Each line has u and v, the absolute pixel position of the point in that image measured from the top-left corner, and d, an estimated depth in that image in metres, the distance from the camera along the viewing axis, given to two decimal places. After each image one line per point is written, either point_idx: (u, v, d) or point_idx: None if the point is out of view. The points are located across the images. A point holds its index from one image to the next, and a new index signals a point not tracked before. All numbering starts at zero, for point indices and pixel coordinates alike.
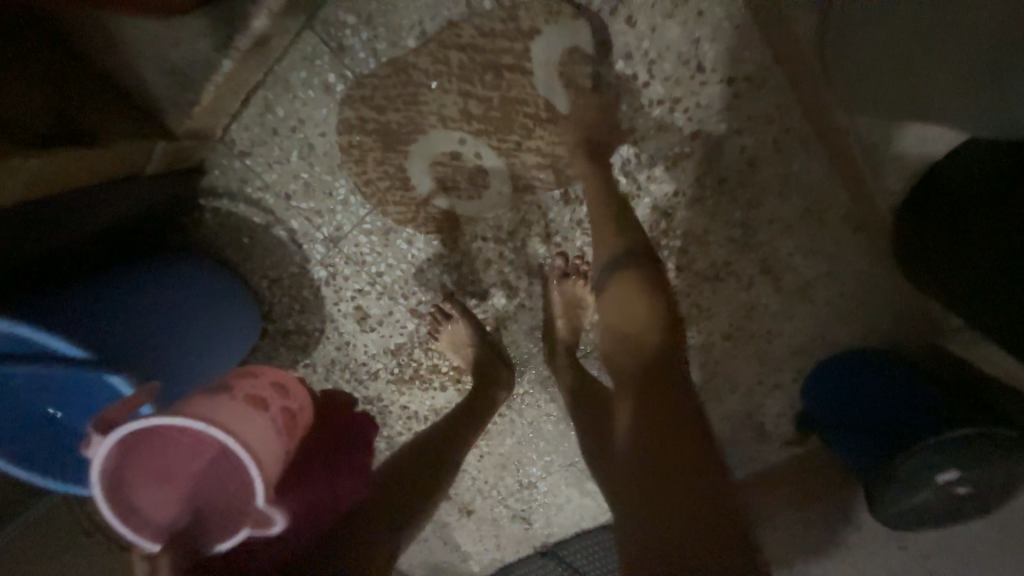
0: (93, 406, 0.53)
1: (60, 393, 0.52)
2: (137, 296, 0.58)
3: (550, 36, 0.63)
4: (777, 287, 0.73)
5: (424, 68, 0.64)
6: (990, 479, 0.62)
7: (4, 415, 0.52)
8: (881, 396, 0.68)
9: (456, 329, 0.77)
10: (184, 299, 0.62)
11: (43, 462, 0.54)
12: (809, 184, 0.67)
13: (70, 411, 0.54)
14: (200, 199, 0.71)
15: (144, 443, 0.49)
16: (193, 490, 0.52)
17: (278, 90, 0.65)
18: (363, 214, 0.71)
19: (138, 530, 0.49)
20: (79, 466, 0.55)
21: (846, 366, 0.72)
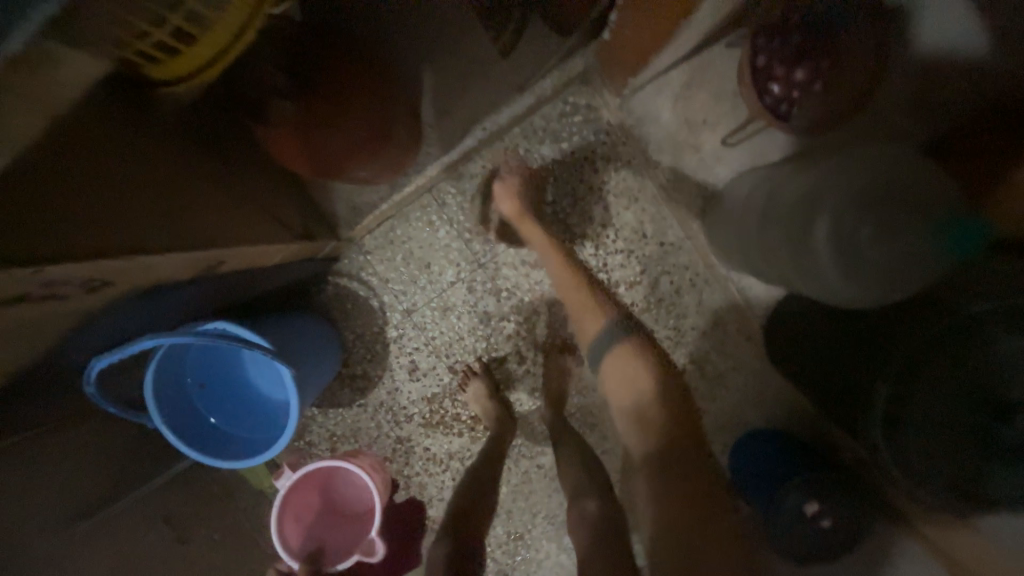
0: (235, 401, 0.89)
1: (219, 393, 0.88)
2: (284, 329, 0.94)
3: (568, 208, 1.04)
4: (702, 374, 1.08)
5: (488, 218, 1.04)
6: (843, 515, 0.89)
7: (182, 400, 0.84)
8: (769, 455, 0.99)
9: (480, 383, 1.09)
10: (306, 337, 0.98)
11: (188, 434, 0.82)
12: (722, 309, 1.05)
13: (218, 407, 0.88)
14: (329, 276, 1.08)
15: (300, 486, 1.02)
16: (319, 525, 1.03)
17: (397, 219, 1.05)
18: (432, 297, 1.09)
19: (287, 548, 0.98)
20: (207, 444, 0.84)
21: (749, 437, 1.03)
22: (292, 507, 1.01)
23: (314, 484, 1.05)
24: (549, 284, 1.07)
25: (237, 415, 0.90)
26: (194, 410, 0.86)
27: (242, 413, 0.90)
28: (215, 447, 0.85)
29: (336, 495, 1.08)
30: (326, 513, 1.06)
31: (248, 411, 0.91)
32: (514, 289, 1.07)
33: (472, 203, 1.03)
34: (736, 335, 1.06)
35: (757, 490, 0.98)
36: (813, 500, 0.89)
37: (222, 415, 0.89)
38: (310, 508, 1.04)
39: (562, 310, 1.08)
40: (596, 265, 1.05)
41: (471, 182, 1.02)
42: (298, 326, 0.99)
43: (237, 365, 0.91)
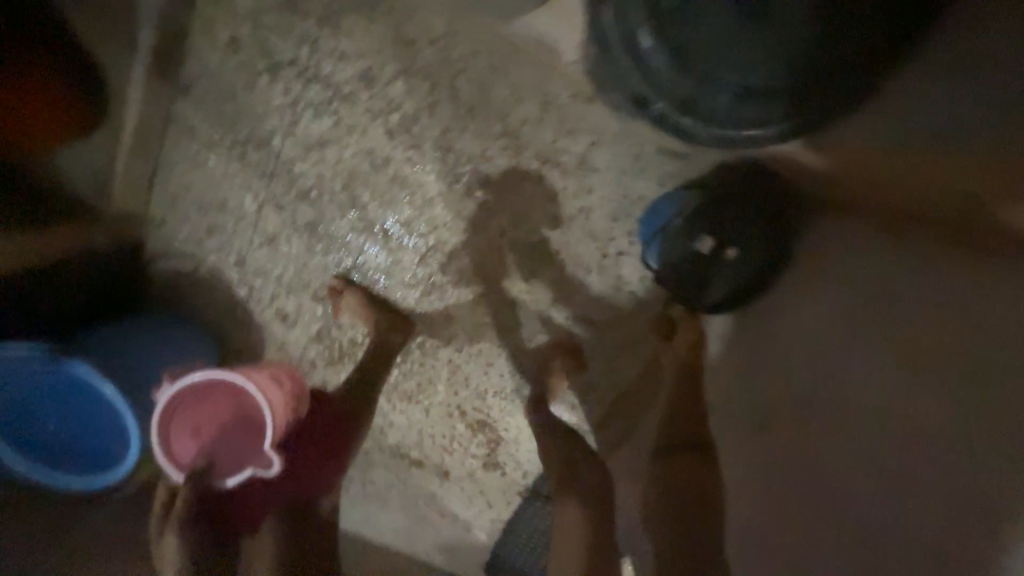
0: (68, 410, 0.80)
1: (46, 405, 0.79)
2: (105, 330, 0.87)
3: (311, 59, 0.85)
4: (561, 168, 0.90)
5: (245, 118, 0.88)
6: (744, 235, 0.78)
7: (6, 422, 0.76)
8: (668, 211, 0.83)
9: (348, 299, 0.97)
10: (133, 330, 0.89)
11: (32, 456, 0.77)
12: (533, 85, 0.86)
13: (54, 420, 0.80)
14: (148, 264, 0.98)
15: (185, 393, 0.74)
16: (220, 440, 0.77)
17: (167, 169, 0.92)
18: (250, 235, 0.96)
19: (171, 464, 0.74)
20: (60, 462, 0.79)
21: (661, 204, 0.84)
22: (180, 418, 0.74)
23: (213, 399, 0.75)
24: (351, 156, 0.90)
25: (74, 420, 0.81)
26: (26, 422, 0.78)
27: (77, 421, 0.80)
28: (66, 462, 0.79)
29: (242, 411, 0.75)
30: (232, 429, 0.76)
31: (86, 417, 0.81)
32: (320, 181, 0.92)
33: (219, 111, 0.88)
34: (567, 104, 0.86)
35: (661, 249, 0.83)
36: (703, 237, 0.80)
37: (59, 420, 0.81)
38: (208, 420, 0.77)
39: (378, 175, 0.92)
40: (380, 105, 0.87)
41: (201, 88, 0.87)
42: (123, 333, 0.88)
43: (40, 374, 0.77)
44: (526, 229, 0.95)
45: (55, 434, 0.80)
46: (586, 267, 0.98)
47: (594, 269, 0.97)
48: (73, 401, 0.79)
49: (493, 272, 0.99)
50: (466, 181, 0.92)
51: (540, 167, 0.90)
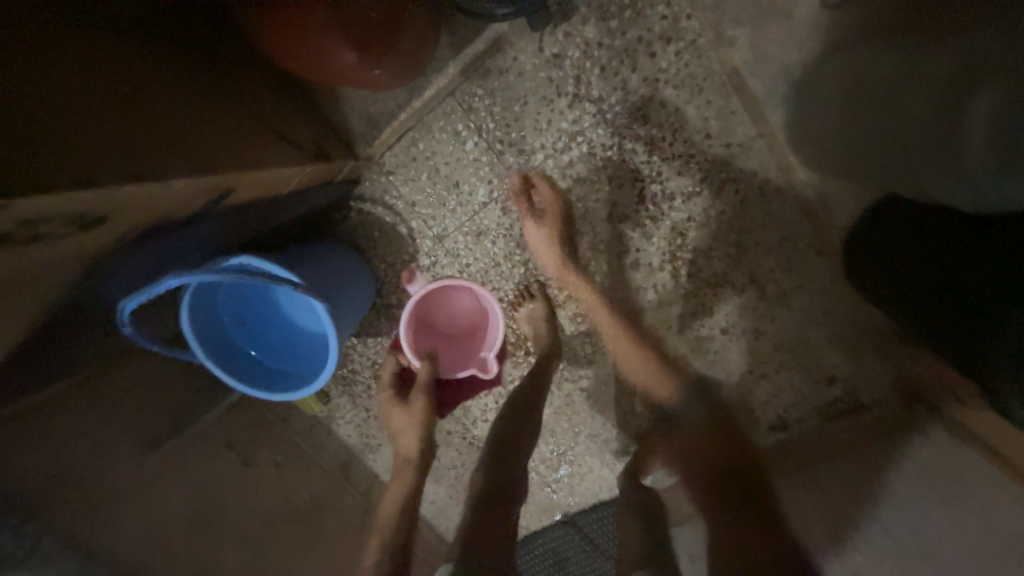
0: (273, 331, 0.88)
1: (255, 329, 0.87)
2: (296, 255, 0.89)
3: (614, 106, 0.88)
4: (762, 293, 0.99)
5: (525, 125, 0.90)
6: None
7: (224, 345, 0.83)
8: None
9: (535, 307, 1.02)
10: (310, 255, 0.90)
11: (250, 376, 0.85)
12: (784, 221, 0.92)
13: (260, 342, 0.87)
14: (351, 200, 0.99)
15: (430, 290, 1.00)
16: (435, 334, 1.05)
17: (423, 131, 0.92)
18: (464, 221, 0.99)
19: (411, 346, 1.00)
20: (268, 382, 0.86)
21: None
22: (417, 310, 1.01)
23: (430, 301, 1.03)
24: (595, 200, 0.95)
25: (273, 345, 0.88)
26: (238, 345, 0.85)
27: (280, 344, 0.88)
28: (272, 381, 0.86)
29: (445, 312, 1.06)
30: (438, 323, 1.06)
31: (283, 345, 0.89)
32: (554, 207, 0.96)
33: (505, 106, 0.89)
34: (801, 247, 0.94)
35: None
36: None
37: (256, 345, 0.87)
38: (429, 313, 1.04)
39: (607, 228, 0.97)
40: (650, 172, 0.91)
41: (502, 80, 0.87)
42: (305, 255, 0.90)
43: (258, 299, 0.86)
44: (701, 324, 1.03)
45: (259, 356, 0.87)
46: (730, 376, 1.06)
47: (736, 381, 1.06)
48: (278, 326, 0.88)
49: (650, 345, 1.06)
50: (677, 265, 0.98)
51: (746, 284, 0.98)
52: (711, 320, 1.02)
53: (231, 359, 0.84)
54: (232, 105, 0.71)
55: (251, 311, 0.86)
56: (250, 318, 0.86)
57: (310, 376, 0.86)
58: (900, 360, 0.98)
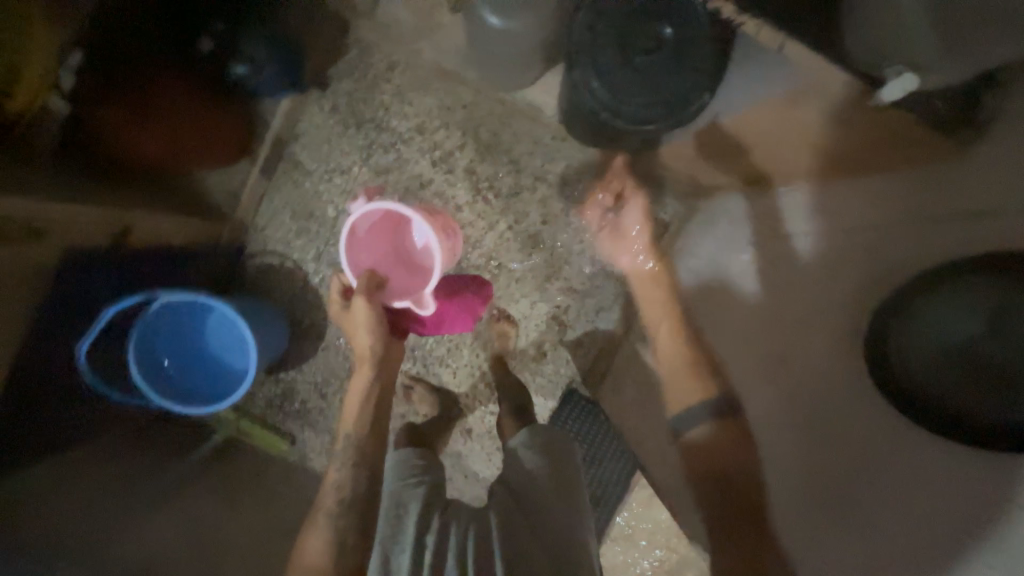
0: (189, 360, 1.11)
1: (176, 362, 1.11)
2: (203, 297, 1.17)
3: (382, 118, 1.31)
4: (549, 183, 1.34)
5: (336, 156, 1.31)
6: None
7: (151, 375, 1.06)
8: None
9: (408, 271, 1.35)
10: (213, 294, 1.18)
11: (176, 398, 1.07)
12: (529, 131, 1.32)
13: (180, 373, 1.11)
14: (245, 260, 1.32)
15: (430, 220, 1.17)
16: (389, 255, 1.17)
17: (273, 191, 1.31)
18: (329, 236, 1.33)
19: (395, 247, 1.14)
20: (195, 401, 1.09)
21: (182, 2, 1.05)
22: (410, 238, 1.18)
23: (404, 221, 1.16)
24: (407, 180, 1.33)
25: (197, 373, 1.12)
26: (162, 374, 1.08)
27: (199, 371, 1.12)
28: (197, 400, 1.10)
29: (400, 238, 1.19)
30: (391, 253, 1.18)
31: (203, 371, 1.12)
32: (384, 196, 1.34)
33: (317, 151, 1.31)
34: (550, 141, 1.33)
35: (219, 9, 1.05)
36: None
37: (184, 376, 1.11)
38: (382, 244, 1.16)
39: (424, 192, 1.34)
40: (429, 145, 1.32)
41: (307, 136, 1.30)
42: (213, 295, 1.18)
43: (176, 333, 1.10)
44: (527, 224, 1.36)
45: (183, 385, 1.10)
46: (570, 251, 1.37)
47: (576, 252, 1.37)
48: (194, 355, 1.12)
49: (505, 258, 1.38)
50: (484, 193, 1.35)
51: (535, 182, 1.34)
52: (530, 218, 1.36)
53: (159, 384, 1.07)
54: (124, 188, 1.03)
55: (171, 346, 1.10)
56: (185, 362, 1.11)
57: (233, 387, 1.11)
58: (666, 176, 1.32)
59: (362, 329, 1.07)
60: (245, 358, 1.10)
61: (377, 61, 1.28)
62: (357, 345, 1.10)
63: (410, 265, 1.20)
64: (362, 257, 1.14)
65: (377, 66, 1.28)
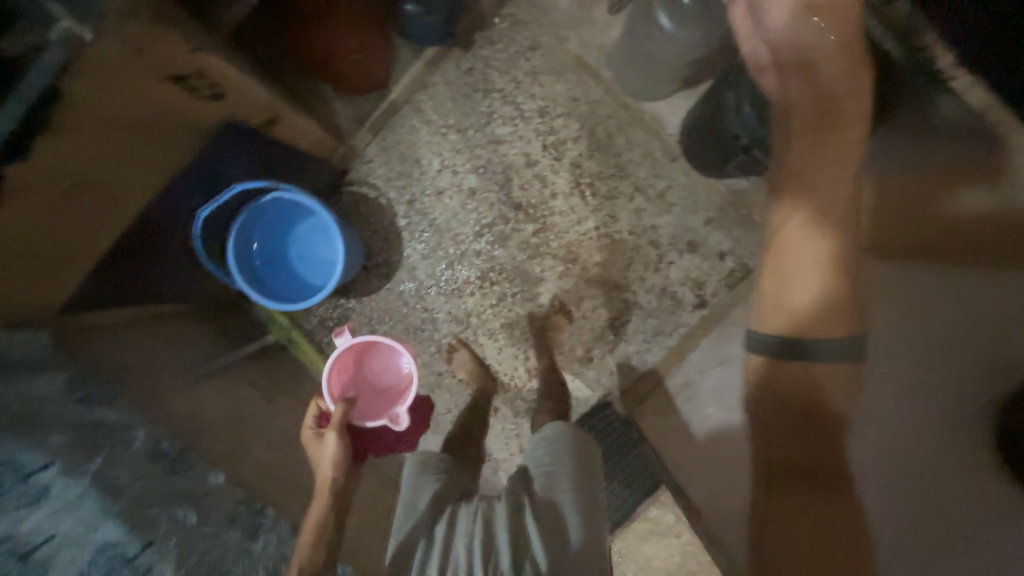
0: (275, 258, 1.18)
1: (264, 255, 1.17)
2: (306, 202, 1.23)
3: (510, 91, 1.35)
4: (646, 197, 1.36)
5: (457, 114, 1.36)
6: None
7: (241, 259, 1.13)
8: None
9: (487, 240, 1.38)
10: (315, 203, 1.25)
11: (256, 288, 1.15)
12: (643, 142, 1.34)
13: (265, 266, 1.17)
14: (344, 185, 1.38)
15: (373, 348, 1.22)
16: (356, 376, 1.20)
17: (390, 129, 1.37)
18: (426, 185, 1.38)
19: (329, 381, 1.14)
20: (271, 297, 1.16)
21: None
22: (338, 365, 1.17)
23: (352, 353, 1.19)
24: (513, 155, 1.37)
25: (278, 271, 1.18)
26: (250, 261, 1.15)
27: (280, 270, 1.19)
28: (273, 297, 1.17)
29: (369, 363, 1.22)
30: (360, 377, 1.20)
31: (283, 272, 1.19)
32: (488, 163, 1.38)
33: (441, 104, 1.36)
34: (660, 157, 1.34)
35: None
36: None
37: (267, 271, 1.18)
38: (347, 366, 1.19)
39: (526, 171, 1.37)
40: (545, 128, 1.36)
41: (437, 88, 1.35)
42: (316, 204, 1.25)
43: (273, 229, 1.17)
44: (613, 230, 1.38)
45: (264, 278, 1.17)
46: (647, 267, 1.38)
47: (652, 270, 1.37)
48: (281, 255, 1.18)
49: (582, 255, 1.39)
50: (582, 188, 1.37)
51: (633, 192, 1.36)
52: (617, 224, 1.37)
53: (245, 270, 1.14)
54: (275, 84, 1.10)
55: (264, 239, 1.17)
56: (273, 258, 1.18)
57: (309, 296, 1.17)
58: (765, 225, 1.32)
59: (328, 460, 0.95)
60: (329, 274, 1.17)
61: (523, 39, 1.34)
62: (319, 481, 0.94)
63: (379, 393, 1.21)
64: (337, 379, 1.16)
65: (522, 43, 1.33)
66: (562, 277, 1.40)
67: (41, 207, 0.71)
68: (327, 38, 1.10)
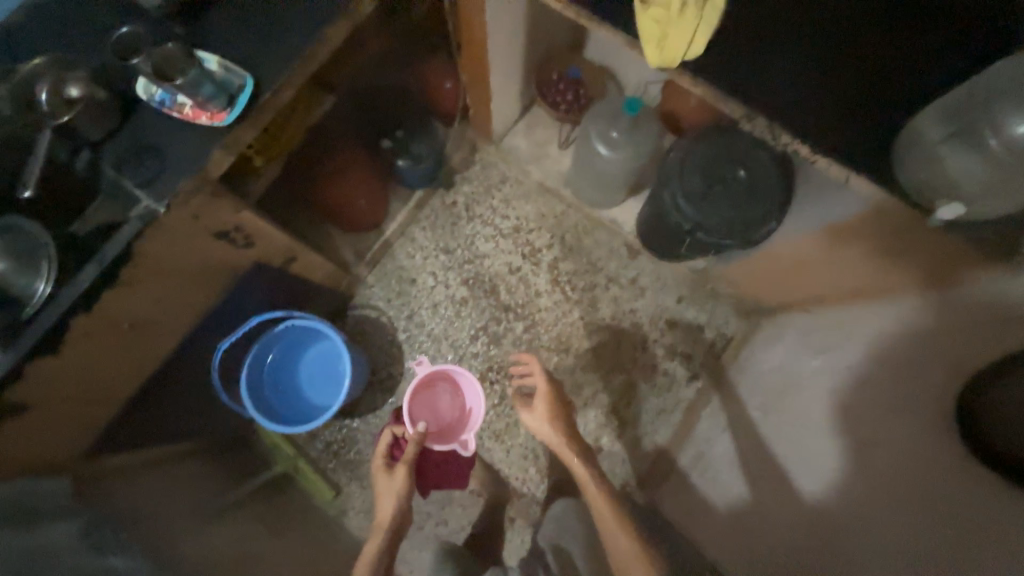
0: (284, 383, 1.24)
1: (274, 382, 1.24)
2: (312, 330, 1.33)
3: (489, 214, 1.60)
4: (620, 286, 1.52)
5: (445, 238, 1.58)
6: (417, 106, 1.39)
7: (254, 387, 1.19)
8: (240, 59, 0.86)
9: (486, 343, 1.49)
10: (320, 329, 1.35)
11: (265, 415, 1.18)
12: (608, 241, 1.55)
13: (275, 392, 1.23)
14: (349, 310, 1.51)
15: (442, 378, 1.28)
16: (426, 404, 1.26)
17: (388, 257, 1.56)
18: (423, 300, 1.53)
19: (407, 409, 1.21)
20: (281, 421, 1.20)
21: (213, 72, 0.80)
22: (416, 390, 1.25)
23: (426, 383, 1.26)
24: (497, 265, 1.56)
25: (287, 396, 1.24)
26: (260, 389, 1.21)
27: (289, 395, 1.24)
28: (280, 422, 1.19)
29: (439, 394, 1.28)
30: (428, 406, 1.26)
31: (291, 396, 1.24)
32: (477, 275, 1.55)
33: (432, 232, 1.58)
34: (626, 252, 1.54)
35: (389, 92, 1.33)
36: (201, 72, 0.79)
37: (276, 397, 1.23)
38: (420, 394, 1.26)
39: (511, 277, 1.55)
40: (522, 240, 1.58)
41: (427, 220, 1.59)
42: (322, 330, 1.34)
43: (285, 356, 1.25)
44: (597, 317, 1.50)
45: (273, 405, 1.21)
46: (636, 348, 1.47)
47: (641, 350, 1.47)
48: (290, 379, 1.25)
49: (574, 345, 1.49)
50: (562, 285, 1.53)
51: (608, 283, 1.52)
52: (600, 313, 1.51)
53: (256, 398, 1.19)
54: None
55: (276, 365, 1.25)
56: (282, 383, 1.24)
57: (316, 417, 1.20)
58: (732, 296, 1.46)
59: (391, 500, 0.96)
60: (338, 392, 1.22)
61: (495, 175, 1.63)
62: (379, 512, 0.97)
63: (445, 426, 1.26)
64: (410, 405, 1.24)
65: (494, 178, 1.62)
66: (559, 369, 1.47)
67: (90, 351, 0.81)
68: (335, 191, 1.32)
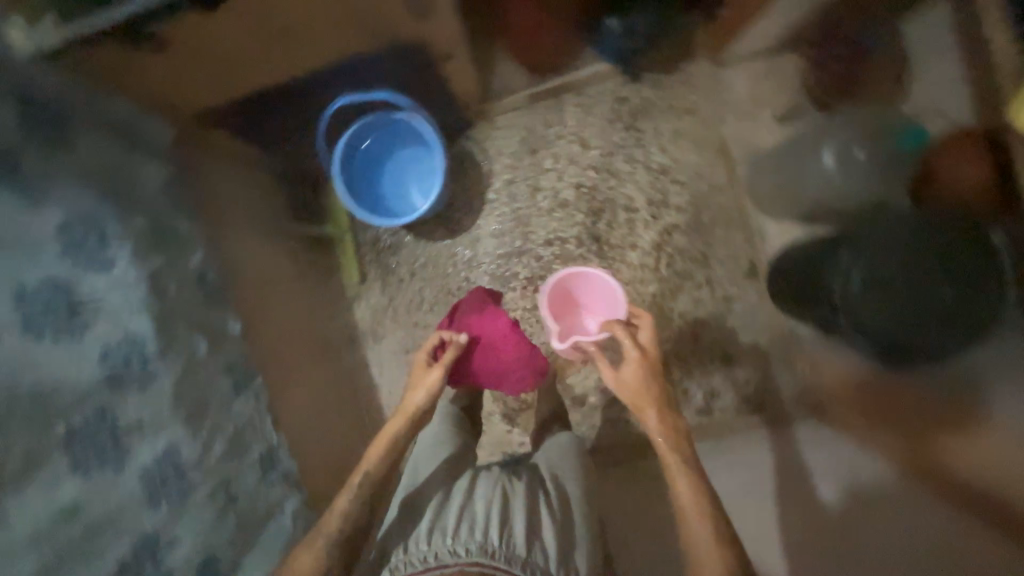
0: (368, 166, 1.23)
1: (361, 158, 1.22)
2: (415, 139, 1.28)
3: (648, 137, 1.38)
4: (710, 294, 1.38)
5: (590, 130, 1.40)
6: None
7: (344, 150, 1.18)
8: None
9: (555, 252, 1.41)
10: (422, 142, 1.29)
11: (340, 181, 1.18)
12: (736, 247, 1.36)
13: (357, 166, 1.22)
14: (459, 138, 1.42)
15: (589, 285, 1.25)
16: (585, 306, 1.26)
17: (526, 112, 1.41)
18: (529, 175, 1.42)
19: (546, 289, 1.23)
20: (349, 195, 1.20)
21: None
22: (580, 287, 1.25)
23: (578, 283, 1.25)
24: (618, 192, 1.40)
25: (364, 177, 1.23)
26: (348, 156, 1.20)
27: (366, 177, 1.23)
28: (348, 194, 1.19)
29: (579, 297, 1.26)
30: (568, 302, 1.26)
31: (368, 181, 1.23)
32: (593, 187, 1.41)
33: (582, 116, 1.40)
34: (744, 268, 1.36)
35: None
36: None
37: (356, 172, 1.22)
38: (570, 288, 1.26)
39: (621, 212, 1.40)
40: (659, 185, 1.39)
41: (586, 100, 1.39)
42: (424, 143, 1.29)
43: (383, 143, 1.23)
44: (668, 305, 1.39)
45: (350, 176, 1.21)
46: (678, 356, 1.39)
47: (682, 361, 1.39)
48: (375, 166, 1.23)
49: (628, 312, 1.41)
50: (661, 254, 1.39)
51: (702, 284, 1.38)
52: (674, 303, 1.39)
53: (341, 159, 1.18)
54: None
55: (371, 145, 1.22)
56: (367, 163, 1.23)
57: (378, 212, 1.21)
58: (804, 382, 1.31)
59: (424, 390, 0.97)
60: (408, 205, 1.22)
61: (684, 100, 1.37)
62: (406, 401, 0.96)
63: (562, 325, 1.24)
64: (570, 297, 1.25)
65: (682, 103, 1.36)
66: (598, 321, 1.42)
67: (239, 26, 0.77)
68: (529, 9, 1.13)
